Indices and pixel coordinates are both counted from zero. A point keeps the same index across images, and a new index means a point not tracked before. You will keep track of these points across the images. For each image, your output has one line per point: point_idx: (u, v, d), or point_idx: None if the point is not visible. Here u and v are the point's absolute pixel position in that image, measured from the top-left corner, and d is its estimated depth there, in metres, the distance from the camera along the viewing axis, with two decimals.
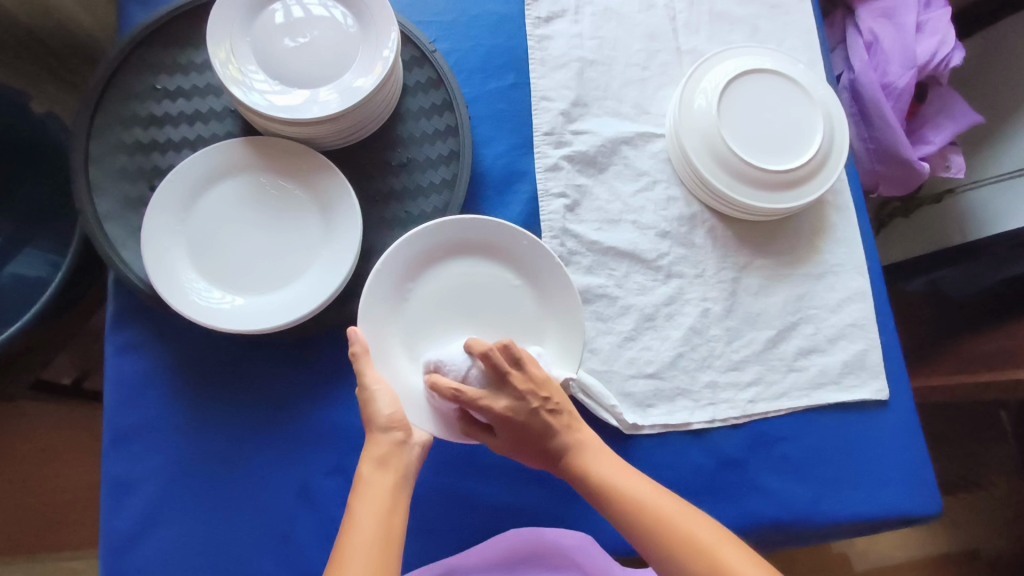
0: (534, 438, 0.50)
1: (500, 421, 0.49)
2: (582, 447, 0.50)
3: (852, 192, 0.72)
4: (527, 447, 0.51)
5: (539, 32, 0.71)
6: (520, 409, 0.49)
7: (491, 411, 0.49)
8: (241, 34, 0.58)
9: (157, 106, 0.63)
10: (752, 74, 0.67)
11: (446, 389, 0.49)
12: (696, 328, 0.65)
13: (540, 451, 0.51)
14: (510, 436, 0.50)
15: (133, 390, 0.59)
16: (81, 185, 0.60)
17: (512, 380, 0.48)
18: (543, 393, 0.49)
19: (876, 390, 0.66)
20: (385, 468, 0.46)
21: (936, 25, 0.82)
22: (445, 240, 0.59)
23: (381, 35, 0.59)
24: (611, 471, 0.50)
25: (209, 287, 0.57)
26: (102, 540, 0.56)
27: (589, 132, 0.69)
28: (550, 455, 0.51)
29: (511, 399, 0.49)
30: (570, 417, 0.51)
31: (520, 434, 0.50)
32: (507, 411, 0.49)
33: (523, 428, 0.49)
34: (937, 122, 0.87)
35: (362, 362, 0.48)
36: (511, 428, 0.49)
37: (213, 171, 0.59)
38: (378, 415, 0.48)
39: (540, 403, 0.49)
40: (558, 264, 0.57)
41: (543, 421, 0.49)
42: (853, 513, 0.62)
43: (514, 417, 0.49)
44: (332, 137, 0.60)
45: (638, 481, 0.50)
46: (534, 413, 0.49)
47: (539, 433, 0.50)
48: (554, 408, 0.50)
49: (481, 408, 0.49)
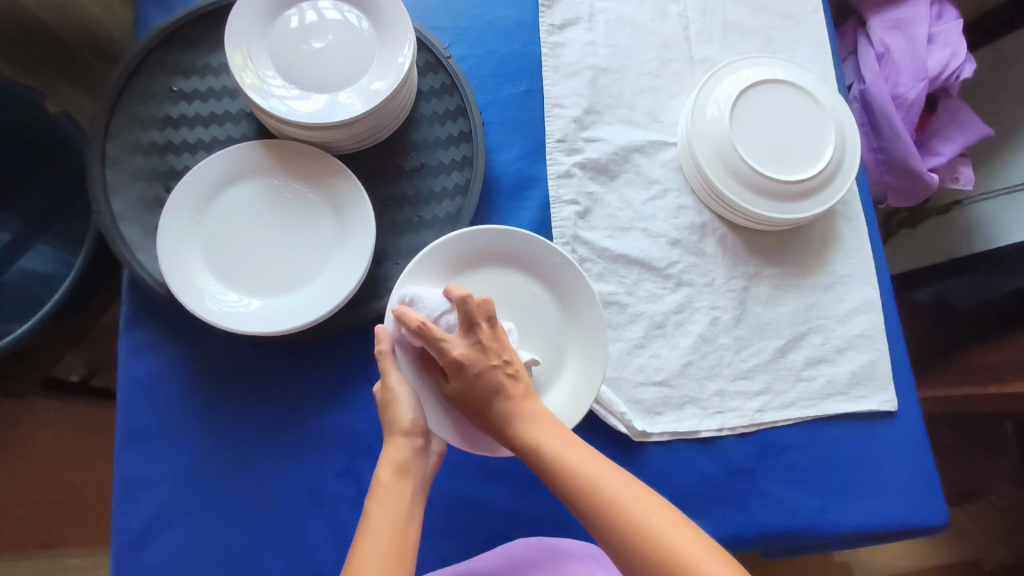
0: (482, 395, 0.47)
1: (453, 367, 0.47)
2: (529, 419, 0.47)
3: (862, 204, 0.72)
4: (472, 404, 0.48)
5: (553, 40, 0.71)
6: (477, 360, 0.47)
7: (447, 354, 0.47)
8: (258, 38, 0.59)
9: (173, 108, 0.64)
10: (764, 84, 0.68)
11: (413, 320, 0.48)
12: (705, 336, 0.65)
13: (484, 413, 0.48)
14: (460, 388, 0.48)
15: (146, 391, 0.59)
16: (97, 186, 0.60)
17: (479, 331, 0.47)
18: (505, 355, 0.48)
19: (884, 401, 0.66)
20: (405, 474, 0.46)
21: (947, 38, 0.82)
22: (474, 248, 0.59)
23: (397, 41, 0.59)
24: (564, 447, 0.45)
25: (225, 289, 0.58)
26: (114, 538, 0.56)
27: (601, 140, 0.69)
28: (493, 421, 0.48)
29: (470, 348, 0.47)
30: (526, 389, 0.48)
31: (469, 387, 0.47)
32: (465, 357, 0.47)
33: (473, 380, 0.47)
34: (947, 133, 0.87)
35: (387, 362, 0.50)
36: (461, 378, 0.47)
37: (233, 174, 0.60)
38: (402, 418, 0.48)
39: (501, 364, 0.47)
40: (588, 286, 0.58)
41: (498, 379, 0.47)
42: (861, 523, 0.62)
43: (470, 366, 0.47)
44: (348, 141, 0.60)
45: (582, 451, 0.45)
46: (492, 368, 0.47)
47: (490, 391, 0.47)
48: (511, 374, 0.48)
49: (439, 347, 0.47)
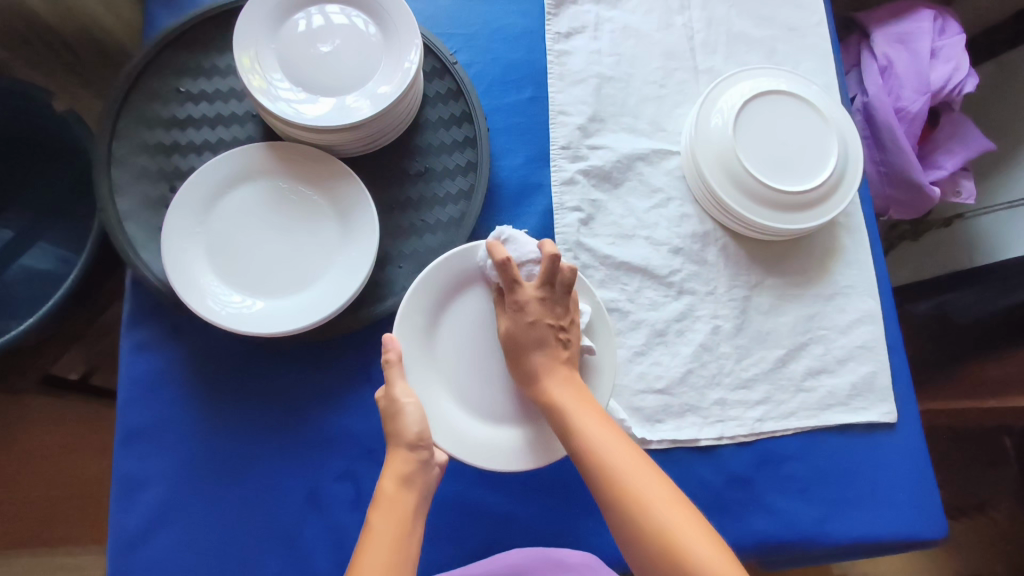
0: (525, 339, 0.54)
1: (516, 303, 0.55)
2: (560, 383, 0.53)
3: (864, 216, 0.73)
4: (515, 343, 0.55)
5: (559, 48, 0.72)
6: (538, 310, 0.54)
7: (519, 291, 0.55)
8: (266, 42, 0.59)
9: (180, 109, 0.64)
10: (768, 95, 0.68)
11: (498, 254, 0.55)
12: (706, 345, 0.65)
13: (519, 354, 0.55)
14: (511, 327, 0.55)
15: (147, 389, 0.59)
16: (102, 185, 0.60)
17: (550, 286, 0.55)
18: (563, 321, 0.55)
19: (884, 413, 0.66)
20: (408, 487, 0.46)
21: (949, 52, 0.83)
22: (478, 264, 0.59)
23: (403, 46, 0.59)
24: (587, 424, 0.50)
25: (228, 291, 0.58)
26: (111, 536, 0.56)
27: (605, 148, 0.70)
28: (529, 370, 0.54)
29: (537, 296, 0.55)
30: (567, 361, 0.55)
31: (520, 329, 0.54)
32: (529, 301, 0.54)
33: (525, 325, 0.54)
34: (949, 148, 0.87)
35: (394, 371, 0.50)
36: (518, 318, 0.54)
37: (239, 175, 0.60)
38: (407, 430, 0.48)
39: (556, 328, 0.54)
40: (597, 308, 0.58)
41: (547, 336, 0.54)
42: (860, 535, 0.62)
43: (530, 314, 0.54)
44: (353, 144, 0.60)
45: (606, 429, 0.50)
46: (547, 325, 0.54)
47: (533, 341, 0.54)
48: (560, 341, 0.55)
49: (513, 283, 0.54)
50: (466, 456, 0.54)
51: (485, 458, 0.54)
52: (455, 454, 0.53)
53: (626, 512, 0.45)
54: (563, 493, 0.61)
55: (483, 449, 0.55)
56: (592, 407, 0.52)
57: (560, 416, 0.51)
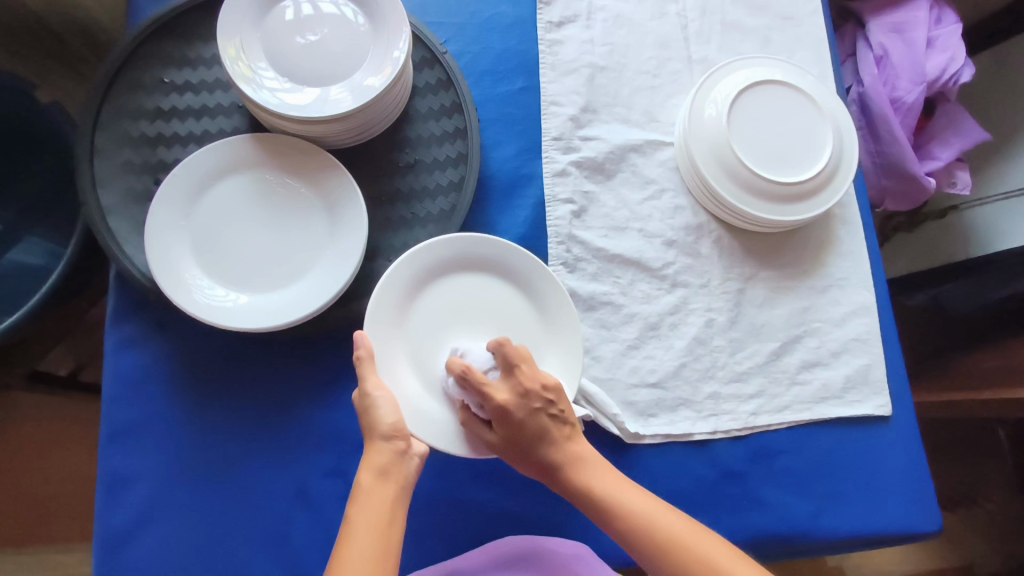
0: (523, 438, 0.50)
1: (497, 412, 0.49)
2: (578, 463, 0.51)
3: (860, 207, 0.72)
4: (519, 449, 0.50)
5: (551, 37, 0.71)
6: (520, 407, 0.49)
7: (491, 398, 0.49)
8: (251, 31, 0.58)
9: (164, 100, 0.63)
10: (763, 85, 0.67)
11: (457, 367, 0.50)
12: (700, 338, 0.65)
13: (531, 458, 0.51)
14: (505, 435, 0.50)
15: (132, 386, 0.58)
16: (85, 177, 0.59)
17: (519, 375, 0.50)
18: (547, 395, 0.50)
19: (879, 406, 0.65)
20: (386, 479, 0.46)
21: (946, 42, 0.82)
22: (446, 258, 0.59)
23: (392, 36, 0.58)
24: (616, 489, 0.50)
25: (213, 284, 0.57)
26: (95, 536, 0.55)
27: (598, 139, 0.69)
28: (543, 464, 0.51)
29: (512, 393, 0.49)
30: (571, 431, 0.51)
31: (514, 432, 0.50)
32: (507, 404, 0.49)
33: (517, 426, 0.49)
34: (944, 138, 0.87)
35: (365, 367, 0.49)
36: (505, 422, 0.49)
37: (223, 167, 0.59)
38: (381, 423, 0.47)
39: (546, 405, 0.50)
40: (568, 301, 0.58)
41: (541, 422, 0.50)
42: (853, 529, 0.62)
43: (514, 413, 0.49)
44: (341, 135, 0.59)
45: (635, 493, 0.50)
46: (533, 413, 0.49)
47: (535, 435, 0.50)
48: (557, 417, 0.50)
49: (482, 392, 0.49)
50: (445, 445, 0.53)
51: (462, 446, 0.54)
52: (437, 446, 0.53)
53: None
54: (555, 489, 0.60)
55: (461, 437, 0.54)
56: (623, 482, 0.51)
57: (591, 499, 0.50)
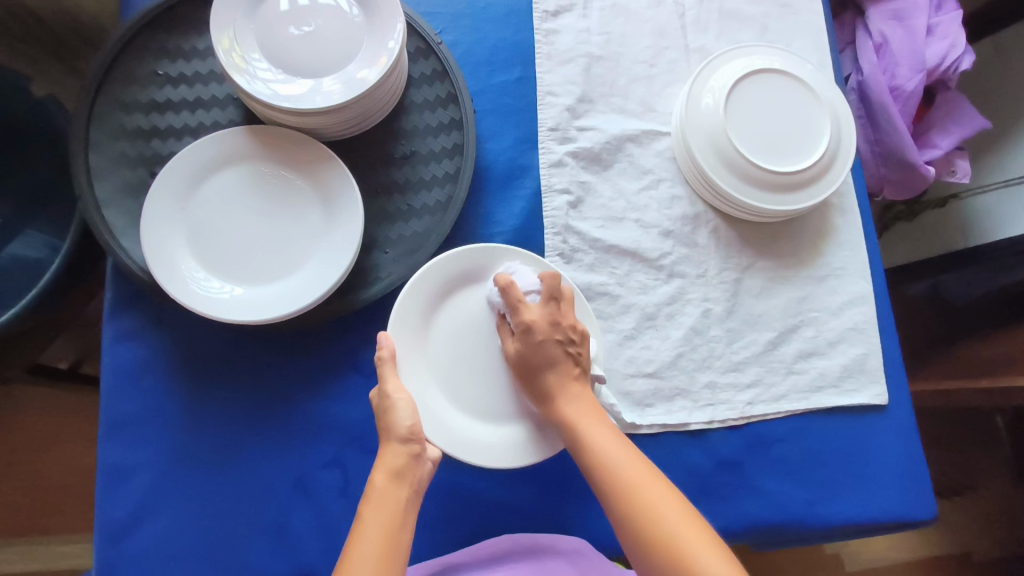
0: (536, 359, 0.54)
1: (523, 327, 0.54)
2: (573, 399, 0.53)
3: (858, 197, 0.72)
4: (529, 367, 0.54)
5: (546, 26, 0.70)
6: (546, 330, 0.54)
7: (524, 313, 0.54)
8: (244, 22, 0.58)
9: (158, 92, 0.63)
10: (760, 74, 0.67)
11: (503, 278, 0.55)
12: (697, 328, 0.65)
13: (536, 379, 0.54)
14: (521, 350, 0.54)
15: (130, 379, 0.58)
16: (80, 171, 0.59)
17: (554, 307, 0.55)
18: (574, 335, 0.55)
19: (876, 395, 0.65)
20: (399, 481, 0.46)
21: (946, 29, 0.81)
22: (461, 270, 0.59)
23: (387, 26, 0.58)
24: (597, 431, 0.52)
25: (209, 276, 0.57)
26: (97, 527, 0.56)
27: (594, 129, 0.68)
28: (542, 390, 0.54)
29: (543, 317, 0.54)
30: (580, 376, 0.55)
31: (530, 350, 0.54)
32: (535, 322, 0.54)
33: (536, 346, 0.54)
34: (944, 126, 0.86)
35: (387, 368, 0.51)
36: (526, 339, 0.54)
37: (218, 159, 0.59)
38: (399, 425, 0.48)
39: (567, 345, 0.54)
40: (587, 315, 0.59)
41: (559, 352, 0.54)
42: (849, 517, 0.62)
43: (537, 333, 0.54)
44: (336, 127, 0.59)
45: (618, 440, 0.51)
46: (555, 342, 0.54)
47: (546, 361, 0.54)
48: (572, 358, 0.55)
49: (518, 305, 0.55)
50: (462, 455, 0.54)
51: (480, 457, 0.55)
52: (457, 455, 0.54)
53: (636, 521, 0.47)
54: (552, 480, 0.61)
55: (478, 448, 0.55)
56: (613, 429, 0.53)
57: (574, 430, 0.52)
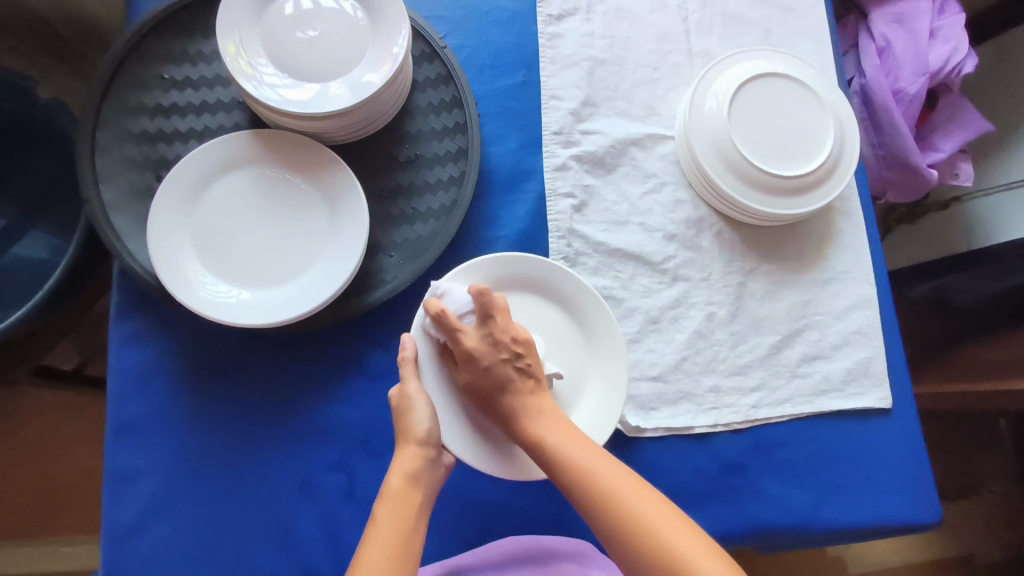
0: (485, 386, 0.51)
1: (465, 357, 0.51)
2: (536, 416, 0.50)
3: (861, 200, 0.72)
4: (481, 394, 0.52)
5: (550, 30, 0.70)
6: (488, 354, 0.51)
7: (461, 342, 0.51)
8: (250, 27, 0.58)
9: (164, 96, 0.63)
10: (764, 78, 0.67)
11: (434, 307, 0.52)
12: (701, 332, 0.65)
13: (492, 403, 0.51)
14: (470, 378, 0.52)
15: (136, 382, 0.59)
16: (86, 174, 0.59)
17: (492, 324, 0.51)
18: (516, 348, 0.51)
19: (879, 398, 0.66)
20: (414, 483, 0.48)
21: (949, 32, 0.81)
22: (503, 276, 0.59)
23: (392, 31, 0.58)
24: (567, 444, 0.48)
25: (216, 280, 0.57)
26: (103, 530, 0.56)
27: (598, 133, 0.69)
28: (501, 413, 0.51)
29: (483, 341, 0.51)
30: (535, 385, 0.52)
31: (480, 378, 0.51)
32: (476, 349, 0.51)
33: (483, 372, 0.51)
34: (947, 130, 0.86)
35: (409, 369, 0.52)
36: (472, 367, 0.51)
37: (226, 165, 0.59)
38: (415, 428, 0.50)
39: (514, 360, 0.51)
40: (615, 329, 0.58)
41: (508, 373, 0.51)
42: (853, 521, 0.62)
43: (481, 360, 0.51)
44: (342, 131, 0.59)
45: (593, 451, 0.48)
46: (501, 362, 0.51)
47: (498, 385, 0.51)
48: (523, 373, 0.51)
49: (455, 333, 0.51)
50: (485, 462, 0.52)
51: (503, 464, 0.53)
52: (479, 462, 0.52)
53: (624, 536, 0.44)
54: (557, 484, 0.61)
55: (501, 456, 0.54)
56: (580, 438, 0.49)
57: (542, 451, 0.48)
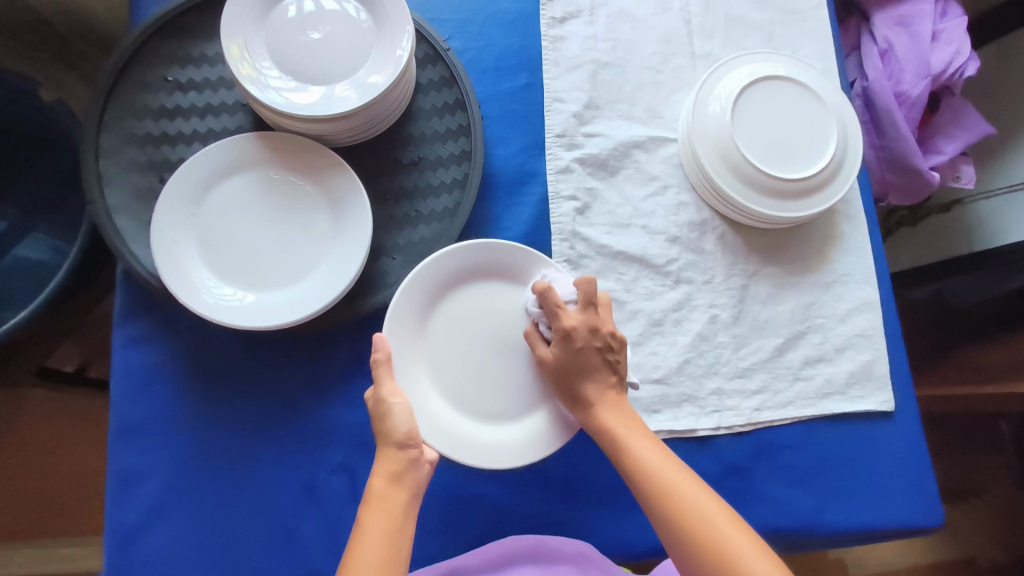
0: (576, 365, 0.54)
1: (562, 334, 0.54)
2: (611, 405, 0.53)
3: (864, 203, 0.72)
4: (567, 375, 0.54)
5: (554, 33, 0.70)
6: (585, 336, 0.54)
7: (562, 320, 0.54)
8: (254, 30, 0.58)
9: (169, 98, 0.63)
10: (767, 80, 0.67)
11: (542, 288, 0.55)
12: (703, 334, 0.65)
13: (574, 386, 0.54)
14: (559, 357, 0.55)
15: (140, 384, 0.59)
16: (91, 176, 0.59)
17: (593, 312, 0.55)
18: (612, 341, 0.55)
19: (882, 401, 0.66)
20: (398, 484, 0.46)
21: (951, 35, 0.81)
22: (467, 265, 0.60)
23: (396, 34, 0.58)
24: (632, 437, 0.52)
25: (220, 283, 0.57)
26: (108, 532, 0.56)
27: (601, 135, 0.69)
28: (581, 396, 0.54)
29: (583, 323, 0.54)
30: (618, 386, 0.55)
31: (569, 358, 0.54)
32: (575, 329, 0.54)
33: (575, 353, 0.54)
34: (949, 132, 0.87)
35: (382, 370, 0.49)
36: (565, 347, 0.54)
37: (228, 166, 0.59)
38: (395, 430, 0.48)
39: (605, 352, 0.54)
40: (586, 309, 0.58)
41: (598, 359, 0.54)
42: (856, 524, 0.62)
43: (576, 341, 0.54)
44: (345, 133, 0.59)
45: (652, 446, 0.51)
46: (594, 349, 0.54)
47: (586, 368, 0.54)
48: (611, 366, 0.55)
49: (557, 312, 0.55)
50: (461, 457, 0.54)
51: (479, 459, 0.55)
52: (455, 457, 0.54)
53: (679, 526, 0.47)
54: (560, 487, 0.61)
55: (476, 450, 0.55)
56: (642, 430, 0.53)
57: (610, 439, 0.52)
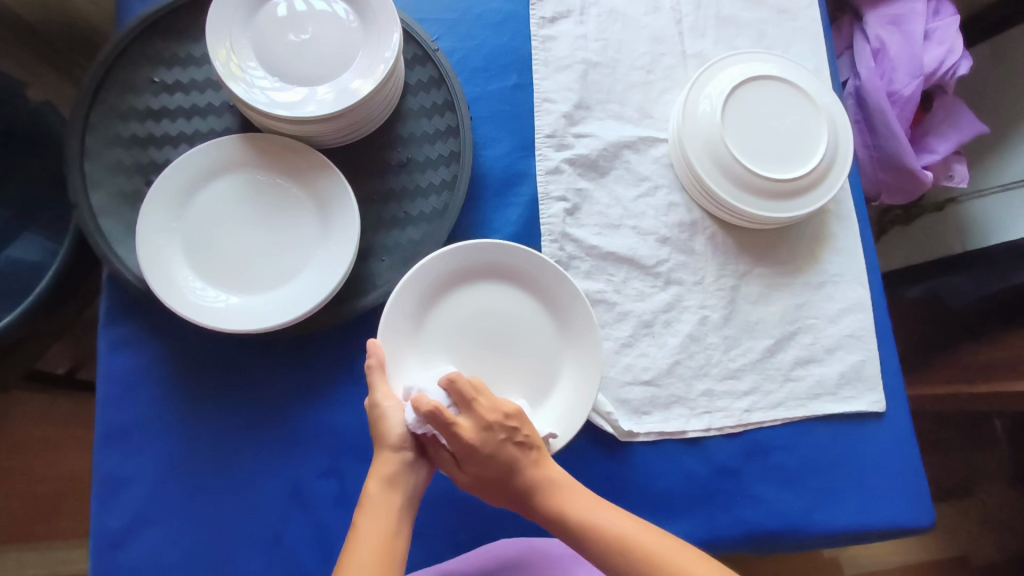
0: (493, 472, 0.47)
1: (464, 450, 0.47)
2: (547, 489, 0.48)
3: (855, 203, 0.72)
4: (491, 484, 0.48)
5: (544, 33, 0.70)
6: (488, 440, 0.47)
7: (459, 437, 0.46)
8: (240, 30, 0.58)
9: (155, 99, 0.62)
10: (757, 80, 0.67)
11: (427, 405, 0.45)
12: (694, 336, 0.65)
13: (501, 488, 0.48)
14: (475, 470, 0.48)
15: (127, 388, 0.58)
16: (75, 177, 0.59)
17: (475, 408, 0.47)
18: (510, 423, 0.48)
19: (873, 402, 0.65)
20: (393, 488, 0.46)
21: (944, 34, 0.81)
22: (461, 264, 0.59)
23: (383, 35, 0.58)
24: (588, 510, 0.48)
25: (205, 285, 0.57)
26: (92, 537, 0.56)
27: (591, 136, 0.68)
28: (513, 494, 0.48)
29: (475, 425, 0.47)
30: (538, 455, 0.49)
31: (484, 470, 0.47)
32: (474, 439, 0.46)
33: (486, 460, 0.47)
34: (942, 131, 0.86)
35: (376, 377, 0.49)
36: (477, 462, 0.46)
37: (216, 167, 0.59)
38: (391, 433, 0.47)
39: (511, 437, 0.48)
40: (586, 307, 0.57)
41: (510, 452, 0.47)
42: (846, 525, 0.62)
43: (482, 448, 0.47)
44: (333, 135, 0.59)
45: (610, 510, 0.48)
46: (502, 443, 0.47)
47: (504, 467, 0.47)
48: (522, 445, 0.48)
49: (451, 431, 0.46)
50: None
51: None
52: None
53: None
54: None
55: None
56: (593, 498, 0.49)
57: (562, 521, 0.47)
